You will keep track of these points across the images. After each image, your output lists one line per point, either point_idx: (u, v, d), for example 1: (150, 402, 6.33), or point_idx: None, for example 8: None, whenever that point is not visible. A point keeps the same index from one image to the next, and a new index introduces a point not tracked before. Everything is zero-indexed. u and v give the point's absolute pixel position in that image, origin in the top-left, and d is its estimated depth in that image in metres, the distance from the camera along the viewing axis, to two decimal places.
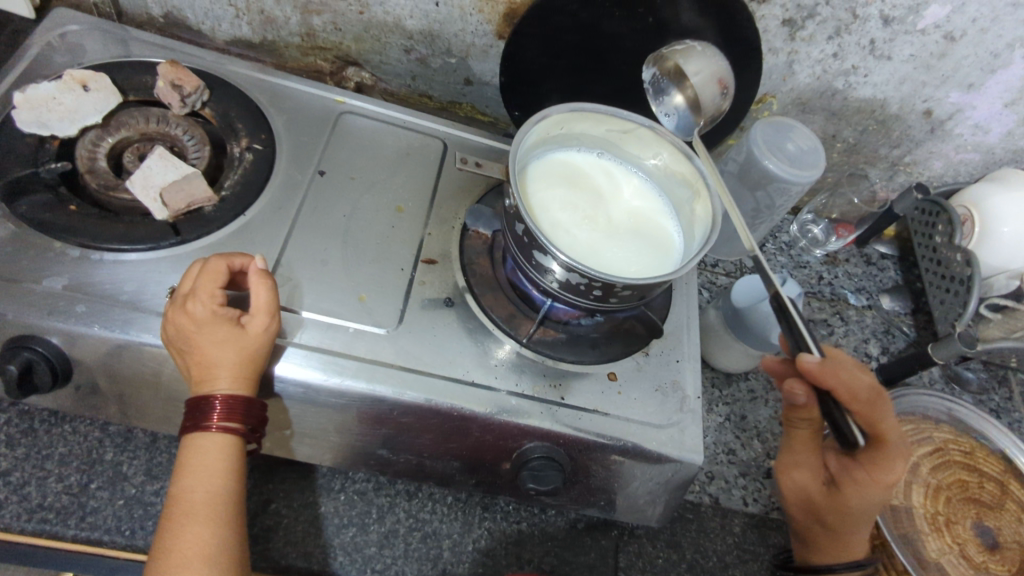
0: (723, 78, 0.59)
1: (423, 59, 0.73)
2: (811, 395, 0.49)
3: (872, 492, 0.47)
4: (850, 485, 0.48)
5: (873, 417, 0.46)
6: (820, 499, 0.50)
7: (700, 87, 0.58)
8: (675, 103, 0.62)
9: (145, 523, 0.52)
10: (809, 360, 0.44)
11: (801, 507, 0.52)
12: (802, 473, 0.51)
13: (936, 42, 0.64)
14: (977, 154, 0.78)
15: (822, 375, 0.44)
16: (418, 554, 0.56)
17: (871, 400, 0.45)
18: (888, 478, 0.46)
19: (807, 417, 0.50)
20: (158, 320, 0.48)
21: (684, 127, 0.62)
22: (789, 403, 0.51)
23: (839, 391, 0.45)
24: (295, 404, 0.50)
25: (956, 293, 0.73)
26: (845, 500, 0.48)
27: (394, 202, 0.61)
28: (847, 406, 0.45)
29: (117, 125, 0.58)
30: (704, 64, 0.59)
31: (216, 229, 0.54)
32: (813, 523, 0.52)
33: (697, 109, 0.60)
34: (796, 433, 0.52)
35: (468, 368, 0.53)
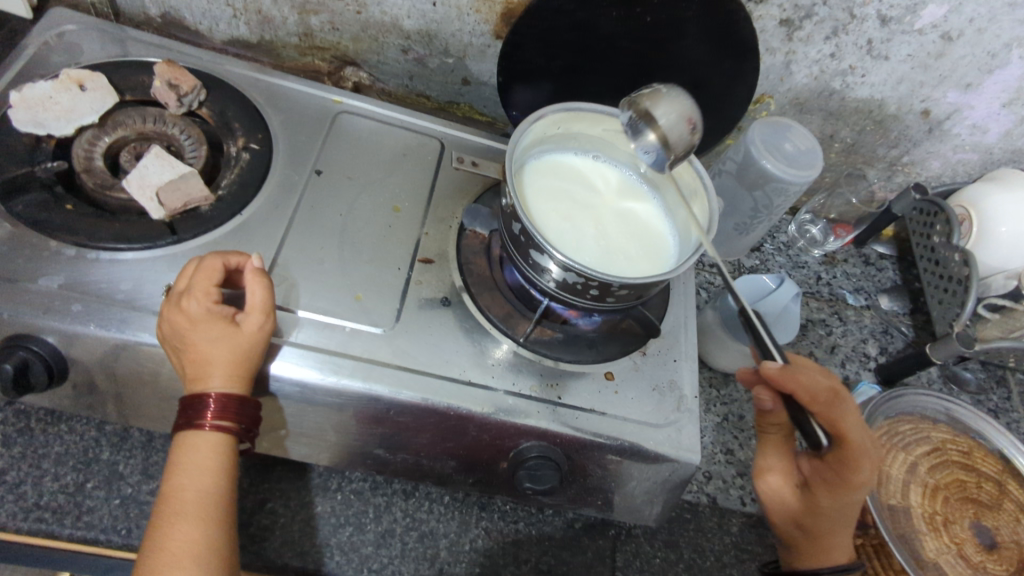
0: (691, 115, 0.51)
1: (420, 60, 0.73)
2: (777, 401, 0.50)
3: (844, 494, 0.46)
4: (822, 488, 0.47)
5: (835, 419, 0.45)
6: (794, 504, 0.49)
7: (667, 132, 0.51)
8: (646, 143, 0.53)
9: (142, 523, 0.52)
10: (766, 364, 0.45)
11: (778, 513, 0.51)
12: (775, 479, 0.50)
13: (934, 42, 0.64)
14: (975, 154, 0.77)
15: (781, 379, 0.45)
16: (416, 554, 0.56)
17: (831, 401, 0.45)
18: (857, 481, 0.45)
19: (776, 422, 0.51)
20: (154, 319, 0.48)
21: (661, 164, 0.54)
22: (759, 410, 0.52)
23: (798, 395, 0.45)
24: (292, 403, 0.50)
25: (954, 293, 0.73)
26: (818, 503, 0.47)
27: (391, 201, 0.61)
28: (808, 410, 0.45)
29: (114, 125, 0.58)
30: (670, 105, 0.51)
31: (212, 228, 0.54)
32: (792, 529, 0.50)
33: (670, 151, 0.52)
34: (767, 439, 0.52)
35: (465, 368, 0.53)
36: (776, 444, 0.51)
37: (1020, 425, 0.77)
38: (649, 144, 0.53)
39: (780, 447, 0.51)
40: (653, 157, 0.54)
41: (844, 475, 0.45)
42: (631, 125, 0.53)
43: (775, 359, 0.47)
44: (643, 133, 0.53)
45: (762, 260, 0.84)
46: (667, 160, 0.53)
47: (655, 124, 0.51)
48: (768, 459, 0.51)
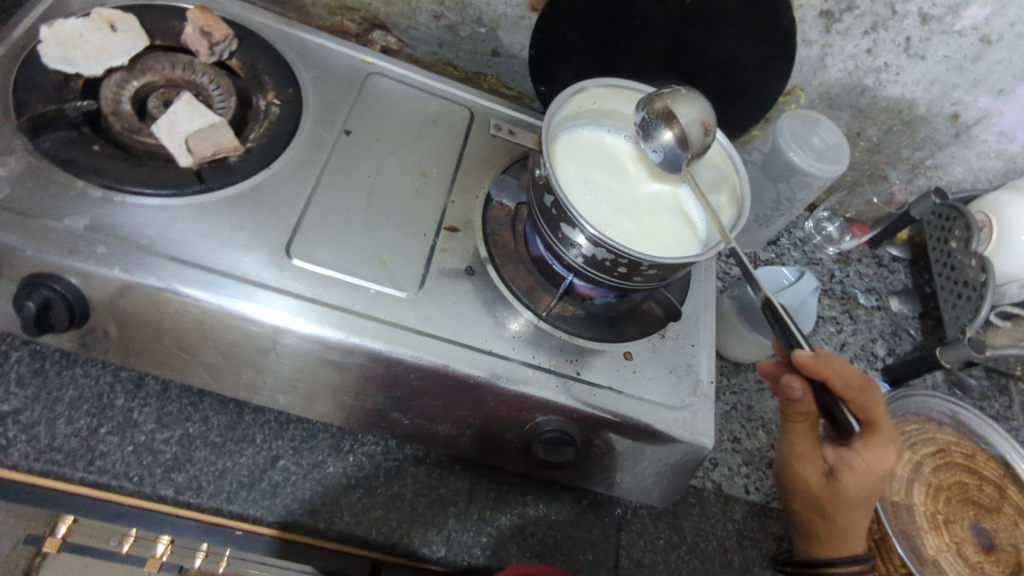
0: (706, 120, 0.54)
1: (452, 27, 0.72)
2: (807, 391, 0.48)
3: (871, 480, 0.48)
4: (850, 476, 0.48)
5: (865, 403, 0.48)
6: (822, 492, 0.50)
7: (684, 131, 0.54)
8: (661, 140, 0.56)
9: (154, 471, 0.52)
10: (806, 354, 0.45)
11: (802, 499, 0.52)
12: (804, 467, 0.50)
13: (972, 44, 0.64)
14: (999, 161, 0.78)
15: (817, 368, 0.45)
16: (425, 519, 0.56)
17: (863, 387, 0.47)
18: (884, 466, 0.47)
19: (804, 411, 0.49)
20: (180, 267, 0.48)
21: (673, 161, 0.57)
22: (786, 398, 0.50)
23: (835, 382, 0.46)
24: (312, 361, 0.50)
25: (968, 299, 0.73)
26: (846, 490, 0.49)
27: (418, 166, 0.60)
28: (841, 396, 0.47)
29: (142, 70, 0.57)
30: (688, 106, 0.54)
31: (239, 181, 0.53)
32: (813, 515, 0.52)
33: (684, 150, 0.55)
34: (793, 427, 0.51)
35: (486, 338, 0.52)
36: (804, 432, 0.50)
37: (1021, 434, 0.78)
38: (664, 141, 0.56)
39: (808, 436, 0.50)
40: (664, 155, 0.57)
41: (871, 460, 0.48)
42: (647, 123, 0.56)
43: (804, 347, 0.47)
44: (660, 130, 0.56)
45: (778, 253, 0.84)
46: (679, 158, 0.57)
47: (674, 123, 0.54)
48: (797, 449, 0.50)
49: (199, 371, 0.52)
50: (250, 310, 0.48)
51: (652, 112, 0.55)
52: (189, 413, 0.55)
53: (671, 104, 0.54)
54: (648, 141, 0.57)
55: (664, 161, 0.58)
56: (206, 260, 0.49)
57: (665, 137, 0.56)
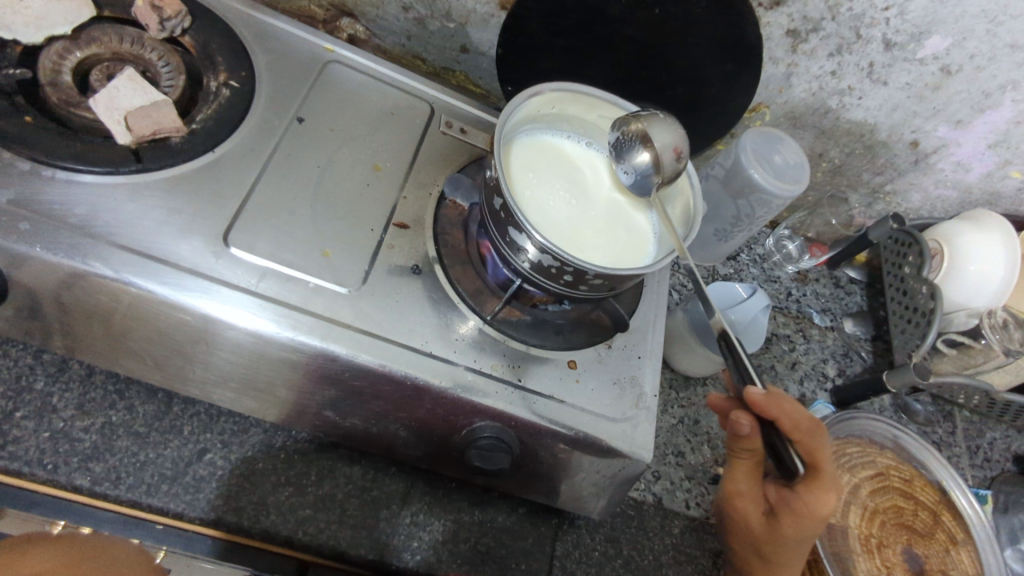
0: (678, 145, 0.53)
1: (421, 20, 0.71)
2: (754, 427, 0.48)
3: (809, 524, 0.48)
4: (788, 518, 0.48)
5: (813, 447, 0.47)
6: (759, 530, 0.51)
7: (655, 154, 0.53)
8: (633, 162, 0.56)
9: (71, 460, 0.50)
10: (758, 391, 0.45)
11: (742, 535, 0.53)
12: (745, 503, 0.51)
13: (933, 74, 0.64)
14: (955, 191, 0.79)
15: (766, 406, 0.45)
16: (355, 521, 0.54)
17: (812, 430, 0.46)
18: (823, 511, 0.47)
19: (750, 448, 0.49)
20: (107, 249, 0.46)
21: (642, 185, 0.57)
22: (734, 433, 0.50)
23: (783, 423, 0.46)
24: (242, 354, 0.48)
25: (916, 325, 0.74)
26: (783, 531, 0.49)
27: (372, 159, 0.59)
28: (789, 437, 0.46)
29: (88, 41, 0.54)
30: (663, 129, 0.53)
31: (180, 162, 0.51)
32: (751, 553, 0.53)
33: (654, 172, 0.54)
34: (738, 463, 0.51)
35: (427, 339, 0.51)
36: (748, 469, 0.50)
37: (960, 460, 0.79)
38: (635, 163, 0.56)
39: (751, 473, 0.50)
40: (635, 178, 0.57)
41: (811, 505, 0.47)
42: (622, 143, 0.56)
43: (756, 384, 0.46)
44: (632, 152, 0.55)
45: (736, 269, 0.84)
46: (649, 182, 0.56)
47: (647, 144, 0.54)
48: (739, 486, 0.50)
49: (125, 358, 0.50)
50: (179, 297, 0.46)
51: (627, 132, 0.55)
52: (114, 401, 0.53)
53: (646, 126, 0.54)
54: (620, 162, 0.57)
55: (635, 184, 0.57)
56: (137, 243, 0.47)
57: (636, 160, 0.55)
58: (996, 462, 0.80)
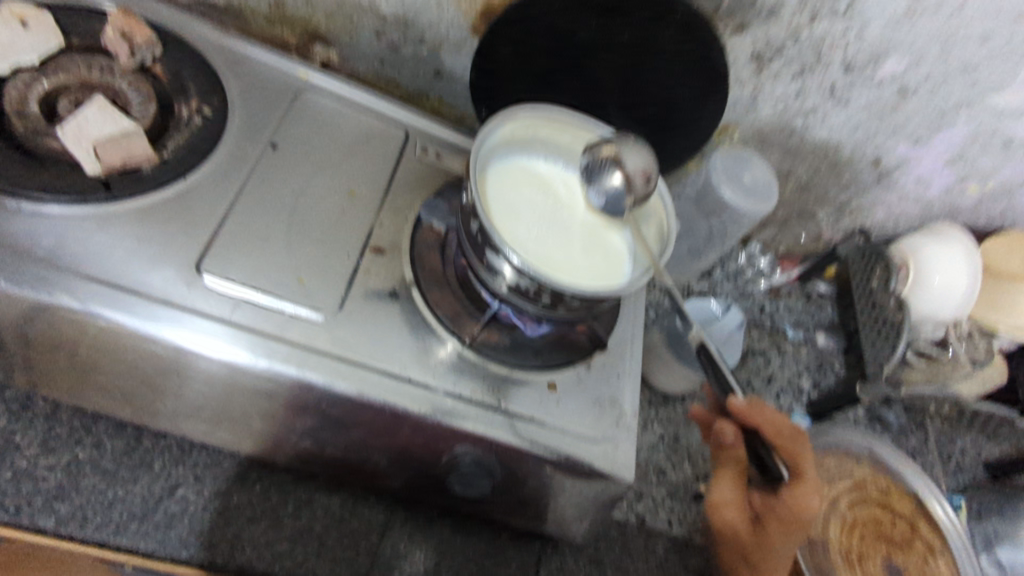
0: (647, 168, 0.54)
1: (393, 46, 0.71)
2: (738, 436, 0.49)
3: (793, 530, 0.47)
4: (774, 524, 0.48)
5: (795, 453, 0.48)
6: (745, 539, 0.50)
7: (625, 176, 0.55)
8: (605, 185, 0.56)
9: (34, 500, 0.48)
10: (737, 399, 0.47)
11: (729, 546, 0.52)
12: (731, 513, 0.50)
13: (891, 94, 0.67)
14: (917, 206, 0.81)
15: (746, 413, 0.47)
16: (334, 553, 0.53)
17: (794, 436, 0.48)
18: (807, 514, 0.47)
19: (735, 456, 0.50)
20: (75, 281, 0.44)
21: (615, 206, 0.57)
22: (719, 444, 0.50)
23: (766, 429, 0.47)
24: (217, 386, 0.47)
25: (886, 337, 0.76)
26: (769, 538, 0.48)
27: (346, 184, 0.59)
28: (772, 443, 0.48)
29: (55, 69, 0.53)
30: (633, 152, 0.55)
31: (150, 190, 0.51)
32: (738, 562, 0.52)
33: (625, 194, 0.55)
34: (722, 472, 0.51)
35: (406, 364, 0.51)
36: (733, 477, 0.50)
37: (933, 468, 0.81)
38: (606, 186, 0.56)
39: (736, 481, 0.50)
40: (606, 200, 0.57)
41: (795, 509, 0.47)
42: (594, 167, 0.57)
43: (736, 392, 0.48)
44: (604, 175, 0.56)
45: (711, 286, 0.86)
46: (621, 204, 0.57)
47: (618, 167, 0.55)
48: (724, 494, 0.50)
49: (95, 393, 0.49)
50: (151, 328, 0.45)
51: (599, 157, 0.56)
52: (80, 437, 0.52)
53: (616, 150, 0.55)
54: (592, 186, 0.57)
55: (606, 207, 0.58)
56: (106, 273, 0.46)
57: (608, 183, 0.56)
58: (967, 468, 0.82)
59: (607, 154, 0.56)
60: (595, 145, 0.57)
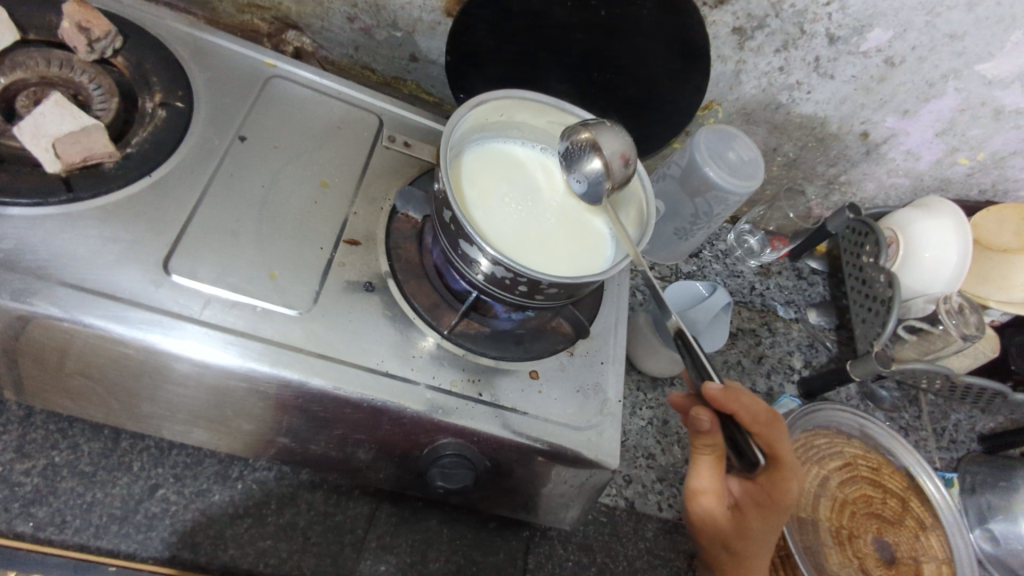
0: (625, 152, 0.52)
1: (367, 30, 0.69)
2: (714, 423, 0.48)
3: (773, 514, 0.49)
4: (754, 511, 0.50)
5: (772, 439, 0.47)
6: (724, 525, 0.50)
7: (602, 161, 0.52)
8: (584, 171, 0.55)
9: (11, 506, 0.47)
10: (714, 386, 0.45)
11: (707, 534, 0.51)
12: (709, 502, 0.49)
13: (877, 66, 0.65)
14: (907, 179, 0.80)
15: (725, 401, 0.46)
16: (319, 549, 0.53)
17: (770, 422, 0.47)
18: (787, 501, 0.48)
19: (712, 444, 0.48)
20: (38, 285, 0.43)
21: (595, 192, 0.56)
22: (695, 430, 0.48)
23: (742, 416, 0.46)
24: (190, 386, 0.47)
25: (877, 313, 0.74)
26: (749, 525, 0.49)
27: (319, 175, 0.57)
28: (748, 429, 0.47)
29: (12, 65, 0.52)
30: (610, 135, 0.52)
31: (115, 189, 0.49)
32: (718, 549, 0.52)
33: (604, 179, 0.53)
34: (700, 459, 0.49)
35: (383, 358, 0.50)
36: (711, 465, 0.49)
37: (927, 443, 0.80)
38: (586, 171, 0.54)
39: (714, 469, 0.48)
40: (587, 185, 0.56)
41: (775, 496, 0.48)
42: (573, 152, 0.55)
43: (714, 379, 0.47)
44: (584, 160, 0.54)
45: (699, 266, 0.85)
46: (602, 188, 0.55)
47: (595, 152, 0.53)
48: (702, 482, 0.48)
49: (64, 398, 0.48)
50: (119, 330, 0.44)
51: (578, 141, 0.54)
52: (56, 441, 0.51)
53: (592, 134, 0.53)
54: (572, 171, 0.56)
55: (588, 192, 0.56)
56: (71, 274, 0.45)
57: (587, 168, 0.54)
58: (961, 443, 0.81)
59: (585, 138, 0.53)
60: (575, 128, 0.54)
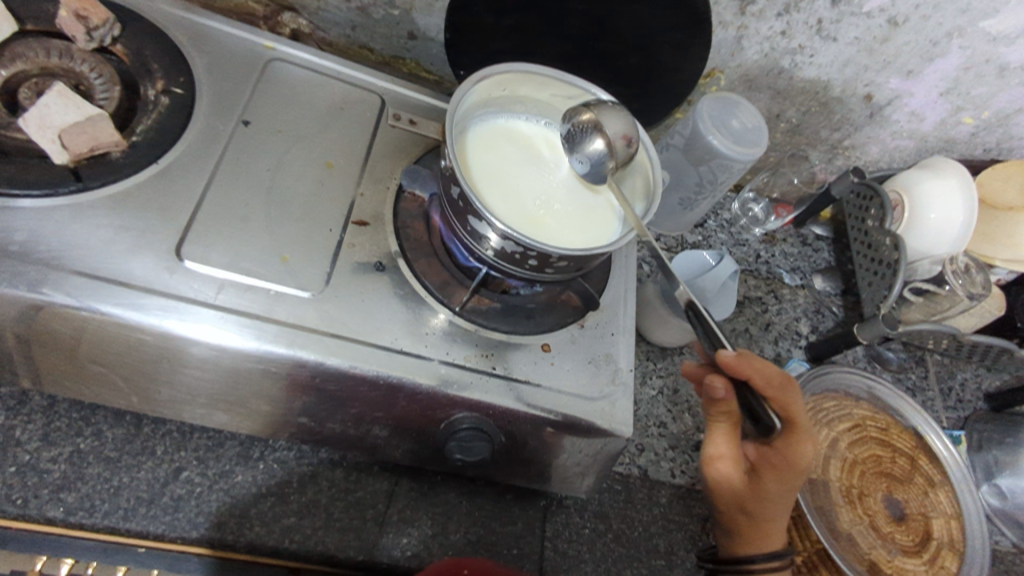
0: (627, 132, 0.52)
1: (363, 9, 0.69)
2: (729, 390, 0.48)
3: (789, 478, 0.49)
4: (770, 474, 0.50)
5: (786, 402, 0.47)
6: (742, 491, 0.51)
7: (605, 142, 0.52)
8: (585, 151, 0.54)
9: (40, 492, 0.48)
10: (726, 351, 0.46)
11: (723, 498, 0.52)
12: (724, 466, 0.50)
13: (880, 26, 0.64)
14: (911, 140, 0.80)
15: (737, 366, 0.46)
16: (342, 524, 0.54)
17: (783, 386, 0.47)
18: (802, 462, 0.48)
19: (727, 410, 0.49)
20: (55, 274, 0.44)
21: (597, 172, 0.55)
22: (709, 398, 0.49)
23: (756, 380, 0.46)
24: (209, 370, 0.47)
25: (883, 276, 0.75)
26: (765, 488, 0.50)
27: (324, 157, 0.57)
28: (762, 394, 0.47)
29: (12, 58, 0.52)
30: (612, 117, 0.52)
31: (124, 178, 0.50)
32: (735, 512, 0.53)
33: (606, 159, 0.53)
34: (716, 426, 0.50)
35: (397, 336, 0.51)
36: (727, 430, 0.50)
37: (934, 403, 0.81)
38: (588, 152, 0.54)
39: (729, 434, 0.50)
40: (589, 167, 0.55)
41: (790, 459, 0.48)
42: (576, 133, 0.55)
43: (726, 346, 0.47)
44: (585, 140, 0.54)
45: (704, 236, 0.85)
46: (604, 168, 0.55)
47: (598, 132, 0.52)
48: (718, 447, 0.50)
49: (85, 386, 0.49)
50: (135, 317, 0.44)
51: (581, 122, 0.54)
52: (80, 428, 0.52)
53: (595, 114, 0.53)
54: (574, 151, 0.55)
55: (590, 173, 0.56)
56: (85, 264, 0.45)
57: (589, 148, 0.54)
58: (968, 402, 0.82)
59: (588, 119, 0.53)
60: (578, 110, 0.55)
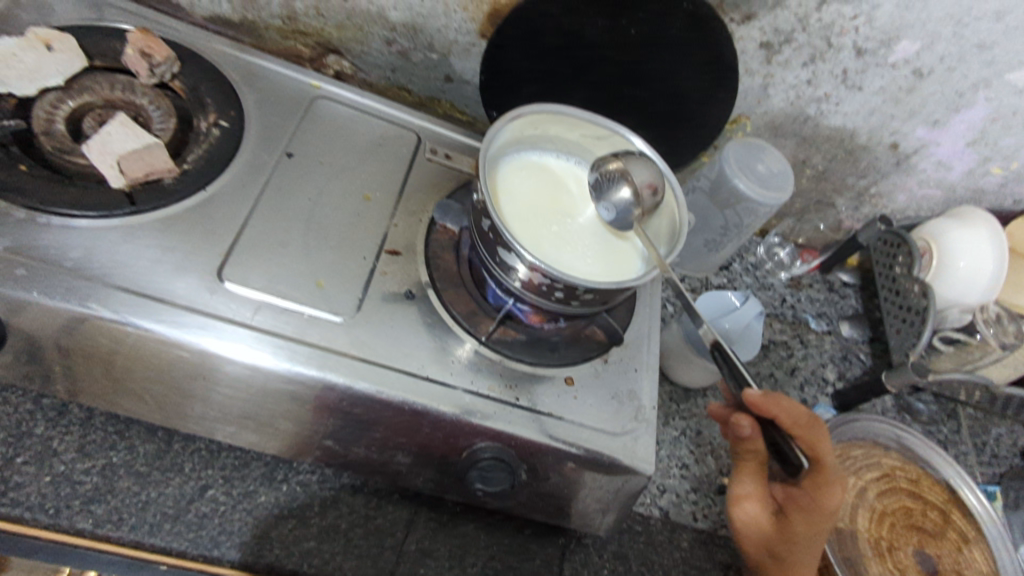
0: (653, 181, 0.54)
1: (405, 53, 0.72)
2: (756, 428, 0.48)
3: (819, 520, 0.48)
4: (799, 515, 0.49)
5: (813, 442, 0.47)
6: (771, 532, 0.50)
7: (631, 189, 0.55)
8: (613, 199, 0.56)
9: (72, 502, 0.50)
10: (752, 391, 0.46)
11: (752, 541, 0.51)
12: (751, 506, 0.50)
13: (906, 77, 0.66)
14: (939, 190, 0.80)
15: (765, 406, 0.46)
16: (360, 551, 0.54)
17: (809, 424, 0.47)
18: (831, 505, 0.48)
19: (753, 449, 0.49)
20: (106, 290, 0.46)
21: (624, 220, 0.56)
22: (736, 437, 0.49)
23: (784, 419, 0.46)
24: (241, 389, 0.49)
25: (911, 323, 0.74)
26: (794, 530, 0.49)
27: (361, 189, 0.60)
28: (790, 433, 0.47)
29: (80, 90, 0.56)
30: (640, 166, 0.55)
31: (174, 202, 0.52)
32: (763, 554, 0.51)
33: (632, 207, 0.55)
34: (743, 465, 0.51)
35: (423, 363, 0.52)
36: (753, 470, 0.50)
37: (967, 458, 0.79)
38: (615, 199, 0.55)
39: (756, 474, 0.50)
40: (615, 215, 0.56)
41: (819, 500, 0.48)
42: (603, 181, 0.56)
43: (752, 384, 0.47)
44: (612, 188, 0.56)
45: (730, 278, 0.85)
46: (631, 216, 0.56)
47: (625, 180, 0.55)
48: (745, 487, 0.50)
49: (122, 399, 0.50)
50: (176, 334, 0.46)
51: (607, 171, 0.56)
52: (114, 442, 0.53)
53: (623, 163, 0.56)
54: (600, 199, 0.57)
55: (617, 220, 0.57)
56: (133, 282, 0.47)
57: (617, 195, 0.55)
58: (1003, 458, 0.80)
59: (616, 168, 0.56)
60: (605, 159, 0.57)
